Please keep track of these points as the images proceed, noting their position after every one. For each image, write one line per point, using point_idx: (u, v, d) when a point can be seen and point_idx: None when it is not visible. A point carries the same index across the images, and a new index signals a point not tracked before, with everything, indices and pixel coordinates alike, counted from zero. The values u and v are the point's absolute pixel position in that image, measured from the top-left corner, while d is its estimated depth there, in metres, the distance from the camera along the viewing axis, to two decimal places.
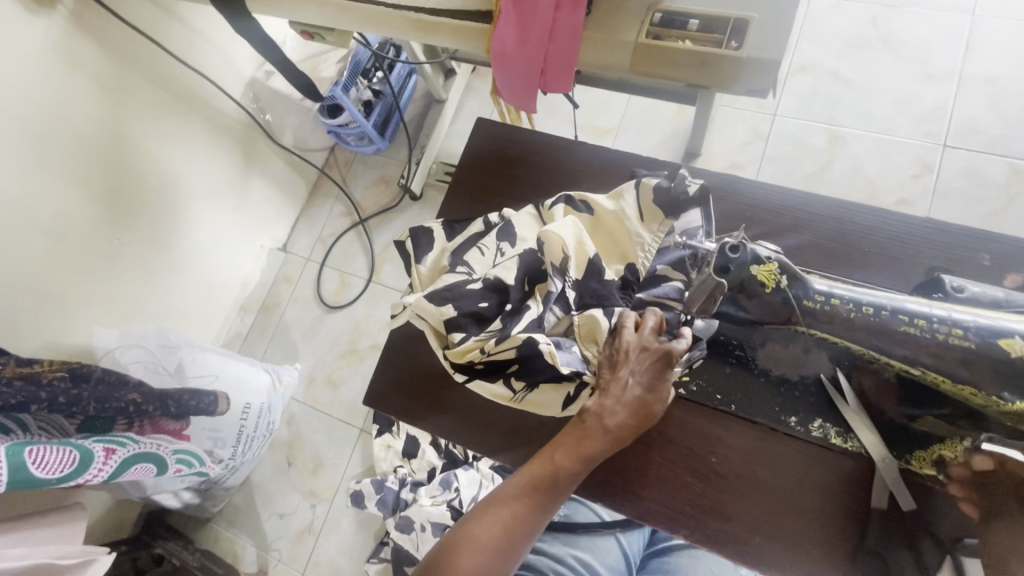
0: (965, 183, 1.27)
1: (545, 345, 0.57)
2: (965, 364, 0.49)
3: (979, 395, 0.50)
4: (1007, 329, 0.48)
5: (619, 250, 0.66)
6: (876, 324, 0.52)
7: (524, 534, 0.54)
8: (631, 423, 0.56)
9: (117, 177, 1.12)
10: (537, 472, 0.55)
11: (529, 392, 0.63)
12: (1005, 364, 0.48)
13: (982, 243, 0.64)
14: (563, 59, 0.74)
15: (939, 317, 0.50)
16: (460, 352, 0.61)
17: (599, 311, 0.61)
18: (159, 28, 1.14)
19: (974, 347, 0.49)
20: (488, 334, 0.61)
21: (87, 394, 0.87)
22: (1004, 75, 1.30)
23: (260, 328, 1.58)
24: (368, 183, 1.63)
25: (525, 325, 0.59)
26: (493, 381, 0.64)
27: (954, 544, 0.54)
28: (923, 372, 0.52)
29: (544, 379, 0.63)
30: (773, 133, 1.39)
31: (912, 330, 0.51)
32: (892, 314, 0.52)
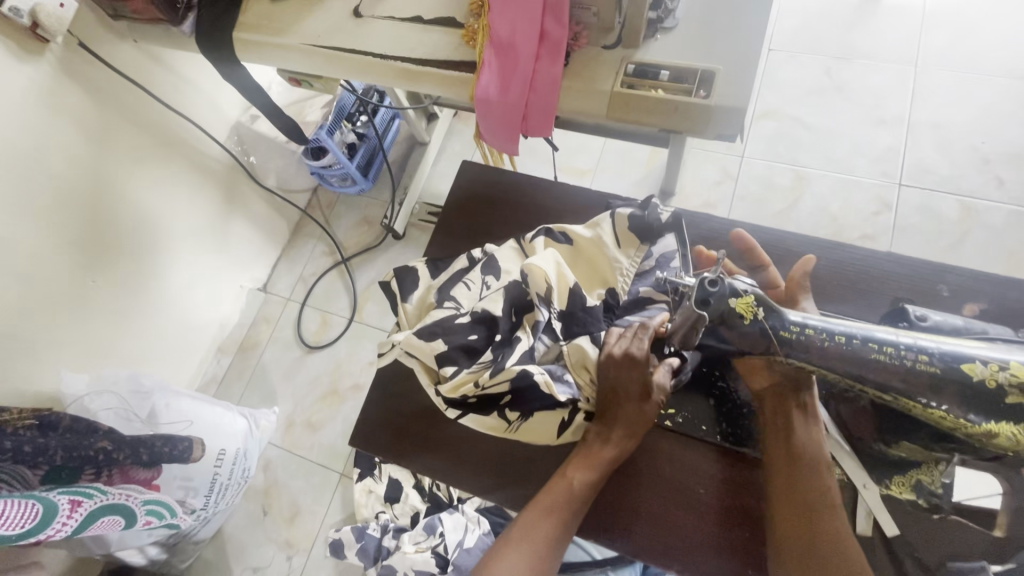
0: (920, 219, 1.35)
1: (541, 375, 0.59)
2: (933, 389, 0.50)
3: (948, 417, 0.51)
4: (967, 354, 0.50)
5: (600, 276, 0.68)
6: (847, 352, 0.52)
7: (547, 542, 0.54)
8: (636, 432, 0.58)
9: (95, 218, 1.11)
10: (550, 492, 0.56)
11: (524, 421, 0.62)
12: (967, 387, 0.49)
13: (940, 275, 0.68)
14: (543, 107, 0.79)
15: (905, 344, 0.51)
16: (452, 387, 0.61)
17: (587, 339, 0.62)
18: (147, 73, 1.15)
19: (939, 372, 0.50)
20: (481, 366, 0.61)
21: (53, 444, 0.83)
22: (949, 120, 1.41)
23: (238, 370, 1.55)
24: (350, 224, 1.64)
25: (519, 357, 0.60)
26: (486, 414, 0.63)
27: (938, 567, 0.56)
28: (895, 397, 0.52)
29: (539, 407, 0.61)
30: (743, 174, 1.46)
31: (882, 357, 0.51)
32: (863, 342, 0.52)
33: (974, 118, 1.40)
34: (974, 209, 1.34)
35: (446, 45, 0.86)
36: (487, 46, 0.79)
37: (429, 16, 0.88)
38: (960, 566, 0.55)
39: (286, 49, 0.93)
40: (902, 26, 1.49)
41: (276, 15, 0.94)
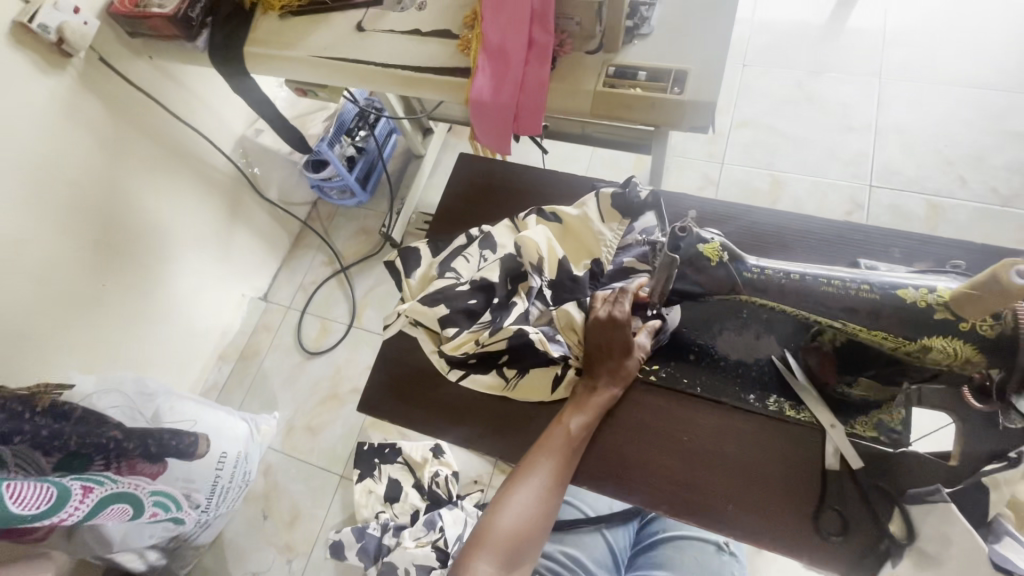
0: (891, 217, 1.43)
1: (536, 334, 0.64)
2: (873, 315, 0.54)
3: (889, 338, 0.54)
4: (901, 282, 0.54)
5: (587, 250, 0.73)
6: (802, 287, 0.57)
7: (554, 481, 0.60)
8: (620, 383, 0.65)
9: (107, 224, 1.17)
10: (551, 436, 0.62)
11: (521, 378, 0.69)
12: (906, 310, 0.52)
13: (890, 239, 0.71)
14: (532, 106, 0.86)
15: (850, 277, 0.56)
16: (455, 346, 0.68)
17: (574, 305, 0.67)
18: (159, 88, 1.22)
19: (878, 298, 0.53)
20: (480, 326, 0.68)
21: (69, 429, 0.87)
22: (912, 126, 1.51)
23: (239, 377, 1.58)
24: (350, 234, 1.70)
25: (516, 317, 0.66)
26: (486, 373, 0.70)
27: (901, 496, 0.57)
28: (844, 324, 0.56)
29: (533, 363, 0.68)
30: (723, 179, 1.55)
31: (830, 287, 0.56)
32: (814, 278, 0.57)
33: (936, 125, 1.50)
34: (941, 207, 1.42)
35: (442, 53, 0.93)
36: (481, 52, 0.86)
37: (426, 28, 0.96)
38: (918, 492, 0.55)
39: (293, 61, 1.00)
40: (866, 42, 1.61)
41: (285, 30, 1.02)
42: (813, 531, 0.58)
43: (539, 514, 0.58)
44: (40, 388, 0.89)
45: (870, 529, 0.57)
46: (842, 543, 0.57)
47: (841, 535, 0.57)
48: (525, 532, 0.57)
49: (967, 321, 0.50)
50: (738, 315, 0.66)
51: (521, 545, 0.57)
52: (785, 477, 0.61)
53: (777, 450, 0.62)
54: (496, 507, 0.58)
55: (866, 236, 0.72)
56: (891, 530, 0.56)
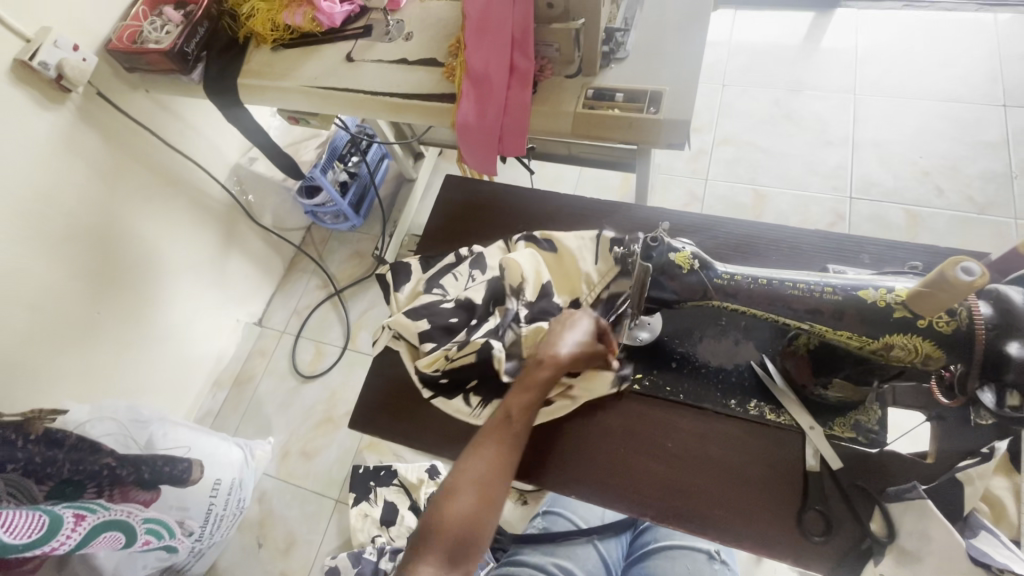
0: (873, 227, 1.47)
1: (497, 351, 0.65)
2: (837, 315, 0.56)
3: (854, 337, 0.56)
4: (863, 283, 0.55)
5: (570, 287, 0.73)
6: (769, 291, 0.59)
7: (496, 467, 0.58)
8: (571, 360, 0.63)
9: (104, 254, 1.19)
10: (491, 427, 0.60)
11: (484, 409, 0.69)
12: (867, 309, 0.54)
13: (862, 244, 0.74)
14: (516, 128, 0.90)
15: (814, 280, 0.58)
16: (428, 361, 0.68)
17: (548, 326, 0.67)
18: (155, 120, 1.25)
19: (841, 299, 0.56)
20: (453, 343, 0.68)
21: (61, 457, 0.87)
22: (888, 139, 1.56)
23: (233, 403, 1.58)
24: (343, 258, 1.72)
25: (483, 332, 0.67)
26: (452, 398, 0.70)
27: (880, 495, 0.59)
28: (811, 325, 0.58)
29: (497, 394, 0.69)
30: (708, 195, 1.58)
31: (796, 291, 0.58)
32: (780, 282, 0.59)
33: (911, 138, 1.54)
34: (920, 216, 1.46)
35: (429, 80, 0.97)
36: (465, 79, 0.90)
37: (413, 57, 1.00)
38: (897, 491, 0.57)
39: (286, 91, 1.04)
40: (840, 62, 1.67)
41: (276, 62, 1.06)
42: (798, 532, 0.59)
43: (482, 503, 0.56)
44: (35, 416, 0.90)
45: (852, 529, 0.58)
46: (825, 544, 0.58)
47: (825, 535, 0.58)
48: (470, 529, 0.54)
49: (925, 319, 0.52)
50: (718, 323, 0.69)
51: (468, 537, 0.54)
52: (768, 479, 0.62)
53: (758, 453, 0.63)
54: (438, 512, 0.55)
55: (839, 243, 0.74)
56: (872, 527, 0.57)
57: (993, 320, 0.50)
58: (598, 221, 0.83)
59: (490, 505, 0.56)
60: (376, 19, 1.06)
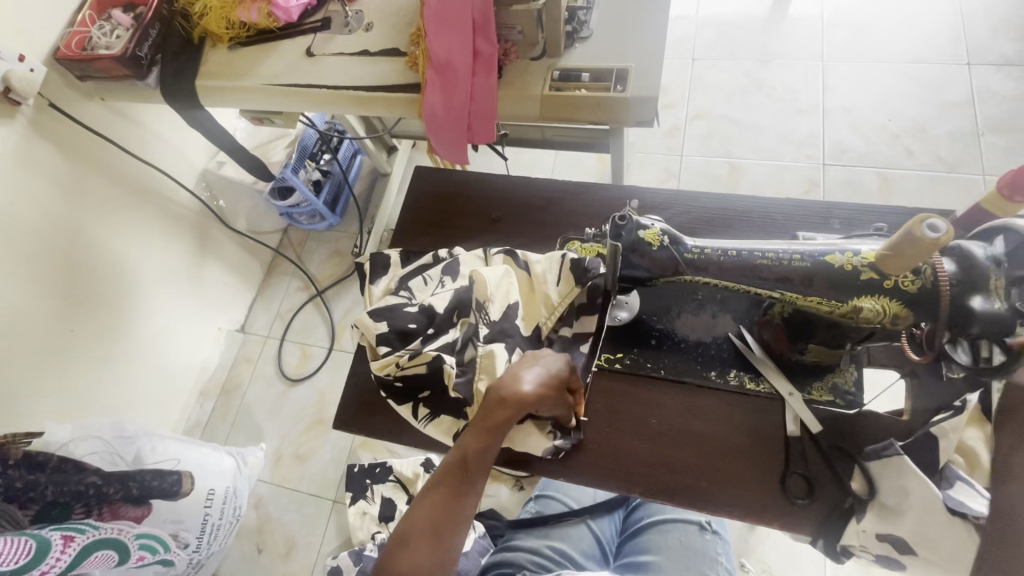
0: (847, 192, 1.48)
1: (448, 363, 0.64)
2: (807, 281, 0.57)
3: (824, 302, 0.57)
4: (830, 248, 0.56)
5: (534, 315, 0.68)
6: (739, 262, 0.59)
7: (452, 513, 0.57)
8: (534, 400, 0.59)
9: (72, 269, 1.16)
10: (448, 469, 0.59)
11: (430, 422, 0.68)
12: (835, 274, 0.55)
13: (833, 210, 0.74)
14: (483, 115, 0.89)
15: (783, 248, 0.58)
16: (380, 365, 0.66)
17: (500, 347, 0.64)
18: (114, 129, 1.21)
19: (810, 265, 0.56)
20: (407, 350, 0.66)
21: (43, 480, 0.86)
22: (858, 104, 1.57)
23: (222, 412, 1.56)
24: (322, 258, 1.69)
25: (438, 343, 0.66)
26: (401, 404, 0.68)
27: (859, 453, 0.60)
28: (782, 293, 0.59)
29: (445, 409, 0.68)
30: (683, 170, 1.59)
31: (766, 260, 0.58)
32: (750, 252, 0.59)
33: (880, 101, 1.56)
34: (892, 178, 1.47)
35: (392, 71, 0.95)
36: (428, 68, 0.88)
37: (375, 48, 0.97)
38: (874, 449, 0.58)
39: (246, 90, 1.01)
40: (807, 29, 1.67)
41: (234, 62, 1.03)
42: (782, 497, 0.61)
43: (436, 554, 0.55)
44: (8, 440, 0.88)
45: (833, 489, 0.60)
46: (808, 505, 0.60)
47: (807, 497, 0.60)
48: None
49: (892, 280, 0.53)
50: (695, 297, 0.69)
51: None
52: (750, 447, 0.63)
53: (739, 423, 0.64)
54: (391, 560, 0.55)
55: (810, 210, 0.75)
56: (853, 487, 0.59)
57: (957, 276, 0.51)
58: (574, 204, 0.82)
59: (444, 553, 0.56)
60: (335, 10, 1.03)
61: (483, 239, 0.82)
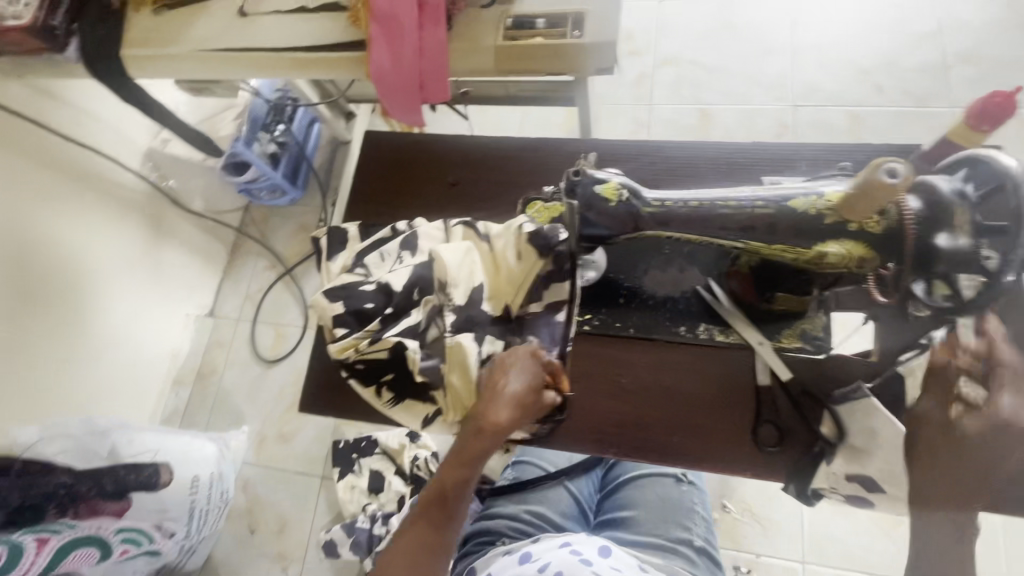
0: (818, 132, 1.46)
1: (411, 350, 0.62)
2: (771, 228, 0.55)
3: (789, 250, 0.55)
4: (792, 192, 0.54)
5: (502, 293, 0.65)
6: (701, 213, 0.57)
7: (435, 546, 0.59)
8: (514, 419, 0.58)
9: (17, 265, 1.09)
10: (428, 497, 0.61)
11: (396, 405, 0.66)
12: (798, 219, 0.54)
13: (802, 151, 0.72)
14: (435, 72, 0.83)
15: (745, 195, 0.56)
16: (339, 349, 0.64)
17: (469, 337, 0.62)
18: (40, 110, 1.13)
19: (772, 212, 0.54)
20: (366, 333, 0.64)
21: (8, 484, 0.84)
22: (827, 40, 1.53)
23: (199, 398, 1.53)
24: (288, 234, 1.63)
25: (401, 328, 0.64)
26: (365, 385, 0.66)
27: (828, 399, 0.60)
28: (745, 243, 0.57)
29: (411, 392, 0.65)
30: (654, 120, 1.54)
31: (727, 209, 0.56)
32: (712, 203, 0.57)
33: (848, 36, 1.52)
34: (862, 115, 1.45)
35: (333, 29, 0.88)
36: (371, 23, 0.82)
37: (313, 4, 0.90)
38: (842, 393, 0.59)
39: (178, 58, 0.94)
40: None
41: (160, 27, 0.94)
42: (753, 447, 0.61)
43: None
44: None
45: (803, 434, 0.60)
46: (779, 452, 0.61)
47: (778, 444, 0.61)
48: None
49: (854, 223, 0.52)
50: (661, 252, 0.67)
51: None
52: (721, 401, 0.63)
53: (710, 377, 0.64)
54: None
55: (778, 152, 0.73)
56: (822, 431, 0.59)
57: (922, 213, 0.50)
58: (539, 164, 0.78)
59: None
60: None
61: (445, 206, 0.78)
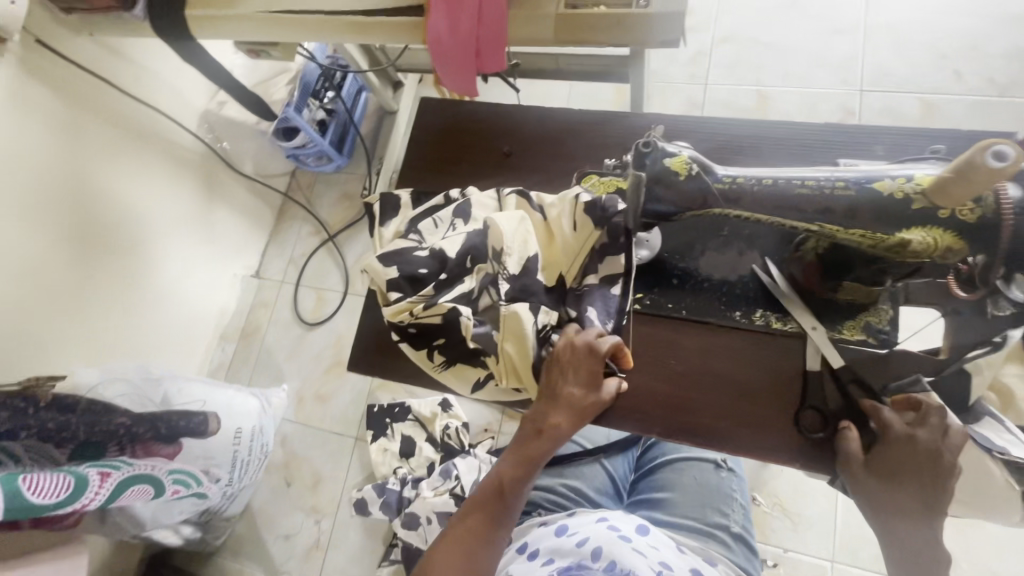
0: (884, 120, 1.38)
1: (465, 317, 0.62)
2: (850, 212, 0.52)
3: (868, 235, 0.53)
4: (878, 174, 0.51)
5: (556, 264, 0.66)
6: (774, 192, 0.55)
7: (486, 539, 0.61)
8: (572, 416, 0.62)
9: (81, 216, 1.14)
10: (482, 492, 0.64)
11: (447, 367, 0.68)
12: (883, 202, 0.51)
13: (877, 136, 0.68)
14: (493, 40, 0.82)
15: (825, 175, 0.54)
16: (393, 312, 0.64)
17: (525, 307, 0.62)
18: (106, 66, 1.16)
19: (855, 195, 0.52)
20: (420, 297, 0.64)
21: (74, 421, 0.89)
22: (902, 21, 1.43)
23: (243, 354, 1.59)
24: (332, 201, 1.66)
25: (455, 295, 0.63)
26: (417, 348, 0.68)
27: (883, 391, 0.58)
28: (821, 226, 0.55)
29: (462, 356, 0.67)
30: (708, 101, 1.48)
31: (804, 189, 0.54)
32: (788, 181, 0.55)
33: (926, 18, 1.42)
34: (935, 103, 1.36)
35: None
36: None
37: None
38: (898, 385, 0.58)
39: (239, 19, 0.95)
40: None
41: None
42: (796, 432, 0.60)
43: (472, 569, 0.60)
44: (33, 382, 0.89)
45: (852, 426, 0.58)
46: (823, 440, 0.59)
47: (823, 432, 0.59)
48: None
49: (947, 209, 0.49)
50: (720, 234, 0.66)
51: None
52: (769, 386, 0.62)
53: (760, 361, 0.63)
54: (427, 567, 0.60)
55: (850, 136, 0.69)
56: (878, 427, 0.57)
57: (1021, 203, 0.47)
58: (595, 138, 0.77)
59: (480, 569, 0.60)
60: None
61: (497, 176, 0.78)
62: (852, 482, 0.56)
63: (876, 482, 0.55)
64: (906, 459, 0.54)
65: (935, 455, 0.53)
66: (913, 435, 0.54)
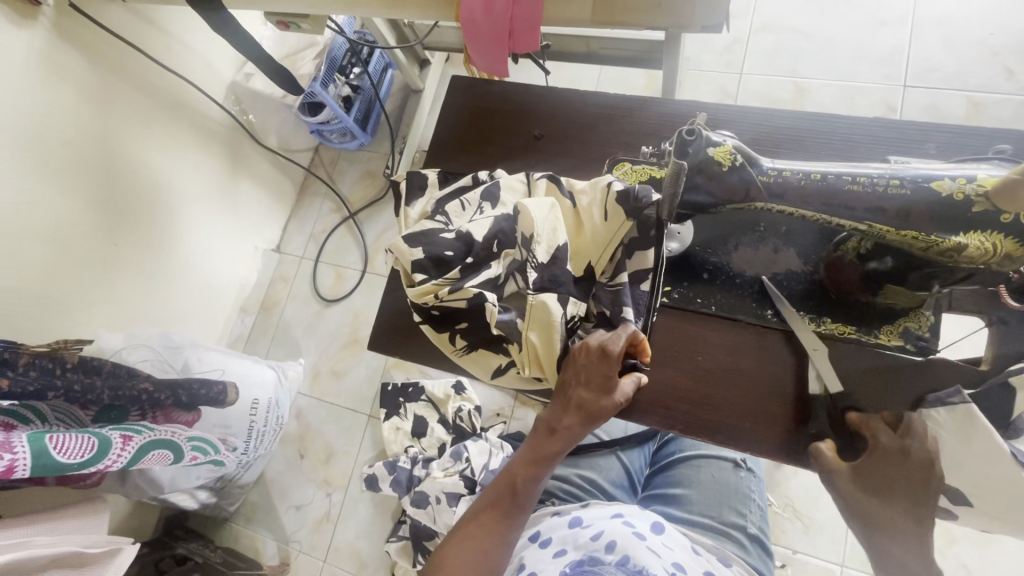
0: (927, 117, 1.33)
1: (490, 303, 0.61)
2: (903, 213, 0.51)
3: (921, 238, 0.51)
4: (936, 174, 0.50)
5: (585, 254, 0.64)
6: (823, 187, 0.53)
7: (498, 540, 0.60)
8: (584, 414, 0.60)
9: (111, 184, 1.16)
10: (494, 494, 0.62)
11: (468, 351, 0.68)
12: (940, 203, 0.49)
13: (927, 134, 0.65)
14: (527, 20, 0.79)
15: (878, 173, 0.52)
16: (418, 293, 0.63)
17: (553, 296, 0.61)
18: (137, 34, 1.16)
19: (909, 195, 0.50)
20: (446, 280, 0.63)
21: (99, 385, 0.90)
22: (954, 14, 1.36)
23: (262, 327, 1.62)
24: (355, 178, 1.66)
25: (480, 280, 0.63)
26: (440, 330, 0.67)
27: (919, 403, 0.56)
28: (870, 226, 0.53)
29: (484, 341, 0.67)
30: (742, 92, 1.43)
31: (855, 187, 0.52)
32: (838, 177, 0.53)
33: (979, 11, 1.35)
34: (983, 102, 1.30)
35: None
36: None
37: None
38: (936, 397, 0.55)
39: None
40: None
41: None
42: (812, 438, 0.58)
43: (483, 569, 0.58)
44: (61, 346, 0.90)
45: None
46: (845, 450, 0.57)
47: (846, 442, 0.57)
48: None
49: (1009, 212, 0.47)
50: (755, 230, 0.64)
51: None
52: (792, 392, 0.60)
53: (788, 364, 0.61)
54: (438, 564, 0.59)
55: (897, 132, 0.66)
56: None
57: None
58: (628, 125, 0.75)
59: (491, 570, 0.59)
60: None
61: (527, 159, 0.76)
62: (841, 493, 0.54)
63: (861, 491, 0.53)
64: (897, 470, 0.53)
65: (926, 466, 0.53)
66: (906, 448, 0.53)
